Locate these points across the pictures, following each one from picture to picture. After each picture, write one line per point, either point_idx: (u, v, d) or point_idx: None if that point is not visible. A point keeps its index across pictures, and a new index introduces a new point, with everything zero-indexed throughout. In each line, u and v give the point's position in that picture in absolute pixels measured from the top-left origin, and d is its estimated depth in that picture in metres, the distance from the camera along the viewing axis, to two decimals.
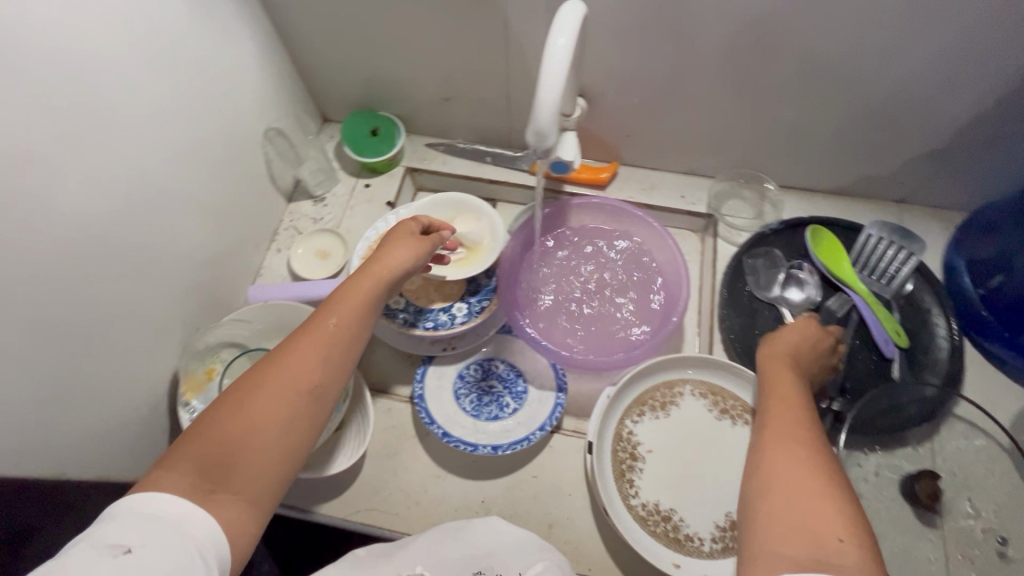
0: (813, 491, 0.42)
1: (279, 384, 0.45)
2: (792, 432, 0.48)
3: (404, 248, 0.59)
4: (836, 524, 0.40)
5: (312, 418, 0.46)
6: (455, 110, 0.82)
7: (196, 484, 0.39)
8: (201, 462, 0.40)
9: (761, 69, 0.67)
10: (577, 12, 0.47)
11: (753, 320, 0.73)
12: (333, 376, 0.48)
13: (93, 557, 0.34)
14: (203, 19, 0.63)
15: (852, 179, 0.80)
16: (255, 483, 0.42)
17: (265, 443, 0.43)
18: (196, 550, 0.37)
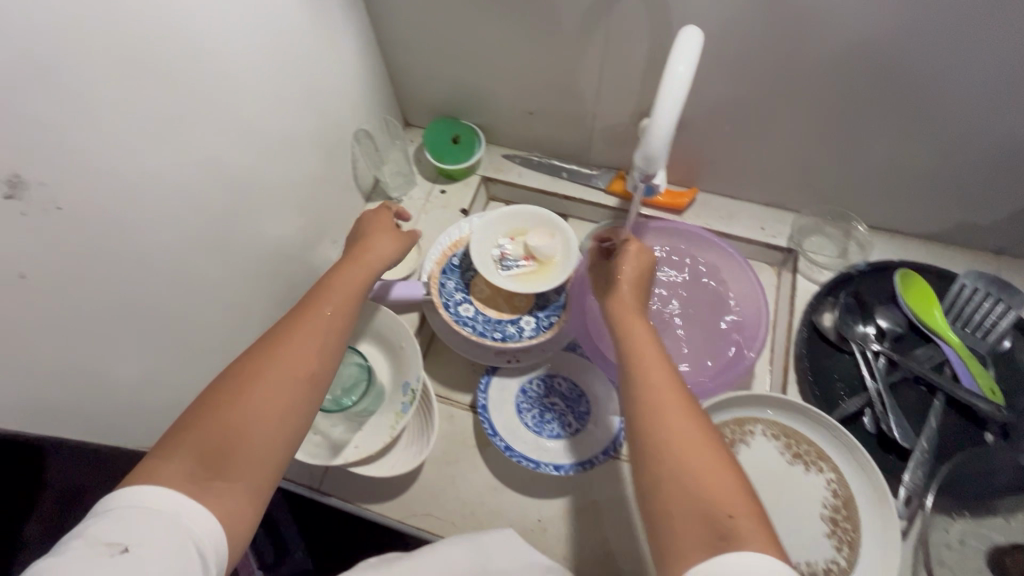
0: (715, 468, 0.42)
1: (276, 368, 0.47)
2: (670, 402, 0.47)
3: (387, 242, 0.65)
4: (735, 499, 0.40)
5: (308, 399, 0.48)
6: (537, 124, 0.83)
7: (195, 473, 0.40)
8: (201, 449, 0.41)
9: (868, 103, 0.64)
10: (695, 39, 0.46)
11: (832, 363, 0.70)
12: (326, 356, 0.51)
13: (92, 558, 0.34)
14: (314, 26, 0.66)
15: (951, 225, 0.75)
16: (253, 464, 0.43)
17: (263, 427, 0.44)
18: (191, 546, 0.37)
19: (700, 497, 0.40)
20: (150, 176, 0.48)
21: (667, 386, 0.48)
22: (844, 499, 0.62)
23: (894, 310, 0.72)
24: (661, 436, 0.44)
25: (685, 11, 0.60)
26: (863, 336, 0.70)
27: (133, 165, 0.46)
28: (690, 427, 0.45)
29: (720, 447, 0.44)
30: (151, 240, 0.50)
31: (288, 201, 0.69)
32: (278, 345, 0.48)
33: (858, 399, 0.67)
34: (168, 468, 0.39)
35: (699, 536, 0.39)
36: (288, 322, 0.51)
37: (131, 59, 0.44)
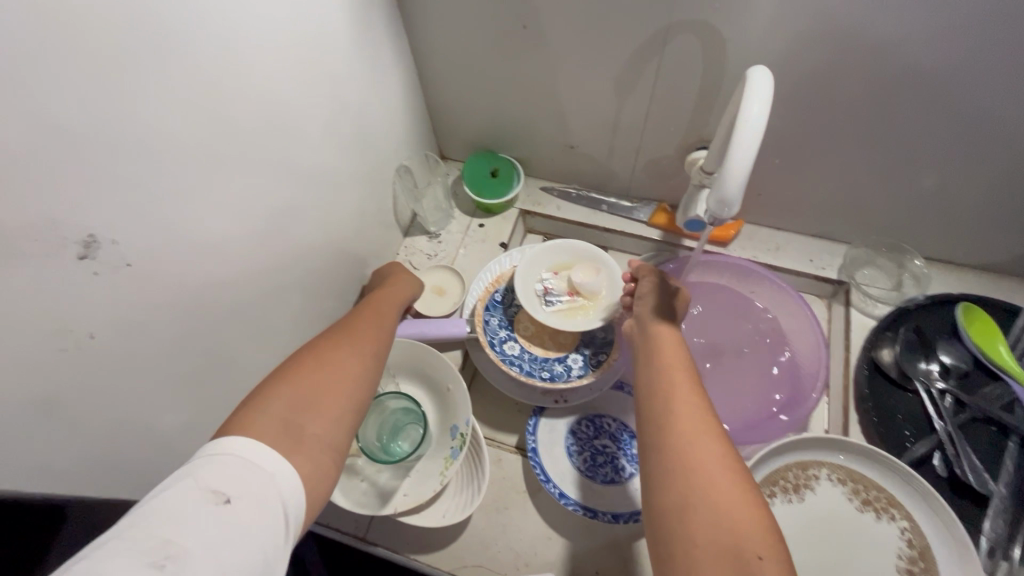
0: (737, 499, 0.41)
1: (348, 352, 0.49)
2: (696, 428, 0.46)
3: (409, 282, 0.71)
4: (757, 534, 0.39)
5: (373, 383, 0.49)
6: (578, 157, 0.82)
7: (280, 434, 0.39)
8: (292, 403, 0.42)
9: (929, 135, 0.62)
10: (767, 79, 0.45)
11: (894, 403, 0.67)
12: (382, 355, 0.53)
13: (197, 502, 0.32)
14: (362, 66, 0.66)
15: (1012, 256, 0.73)
16: (332, 429, 0.43)
17: (341, 394, 0.45)
18: (283, 510, 0.35)
19: (722, 525, 0.39)
20: (211, 223, 0.47)
21: (697, 414, 0.48)
22: (920, 549, 0.59)
23: (957, 345, 0.69)
24: (687, 457, 0.44)
25: (741, 48, 0.60)
26: (926, 373, 0.68)
27: (197, 217, 0.46)
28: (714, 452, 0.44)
29: (747, 480, 0.43)
30: (206, 289, 0.48)
31: (332, 241, 0.68)
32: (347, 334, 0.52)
33: (926, 441, 0.64)
34: (263, 418, 0.39)
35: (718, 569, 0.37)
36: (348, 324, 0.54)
37: (201, 112, 0.44)
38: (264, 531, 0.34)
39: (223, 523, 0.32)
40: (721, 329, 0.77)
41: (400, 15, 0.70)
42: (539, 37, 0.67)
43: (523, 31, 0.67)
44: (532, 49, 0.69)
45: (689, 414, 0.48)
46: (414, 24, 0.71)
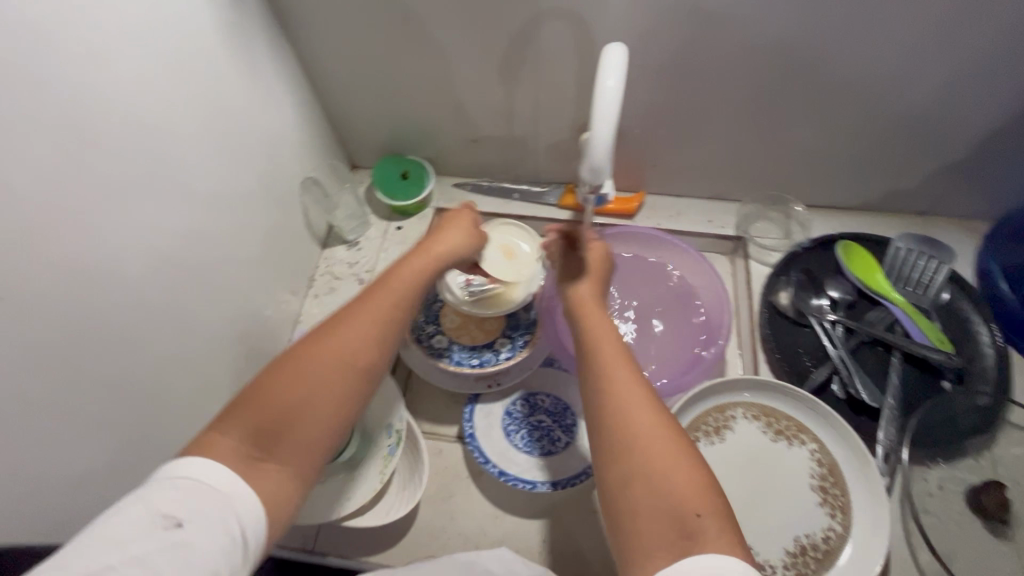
0: (672, 468, 0.42)
1: (323, 360, 0.48)
2: (631, 401, 0.47)
3: (457, 233, 0.67)
4: (697, 496, 0.40)
5: (361, 393, 0.49)
6: (483, 150, 0.85)
7: (248, 450, 0.42)
8: (255, 432, 0.43)
9: (783, 92, 0.69)
10: (620, 52, 0.49)
11: (795, 338, 0.73)
12: (380, 360, 0.51)
13: (146, 525, 0.35)
14: (246, 82, 0.66)
15: (878, 194, 0.81)
16: (298, 454, 0.44)
17: (317, 408, 0.46)
18: (236, 531, 0.38)
19: (661, 496, 0.41)
20: (85, 251, 0.47)
21: (629, 385, 0.48)
22: (828, 466, 0.65)
23: (842, 280, 0.76)
24: (626, 432, 0.44)
25: (605, 29, 0.64)
26: (818, 309, 0.74)
27: (67, 246, 0.45)
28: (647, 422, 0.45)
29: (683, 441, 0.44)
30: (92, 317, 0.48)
31: (243, 259, 0.68)
32: (330, 334, 0.50)
33: (824, 368, 0.70)
34: (221, 448, 0.41)
35: (662, 538, 0.39)
36: (343, 320, 0.51)
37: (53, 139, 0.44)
38: (212, 554, 0.36)
39: (172, 544, 0.36)
40: (632, 293, 0.79)
41: (281, 29, 0.71)
42: (420, 36, 0.69)
43: (403, 31, 0.69)
44: (416, 49, 0.71)
45: (625, 388, 0.48)
46: (297, 36, 0.72)
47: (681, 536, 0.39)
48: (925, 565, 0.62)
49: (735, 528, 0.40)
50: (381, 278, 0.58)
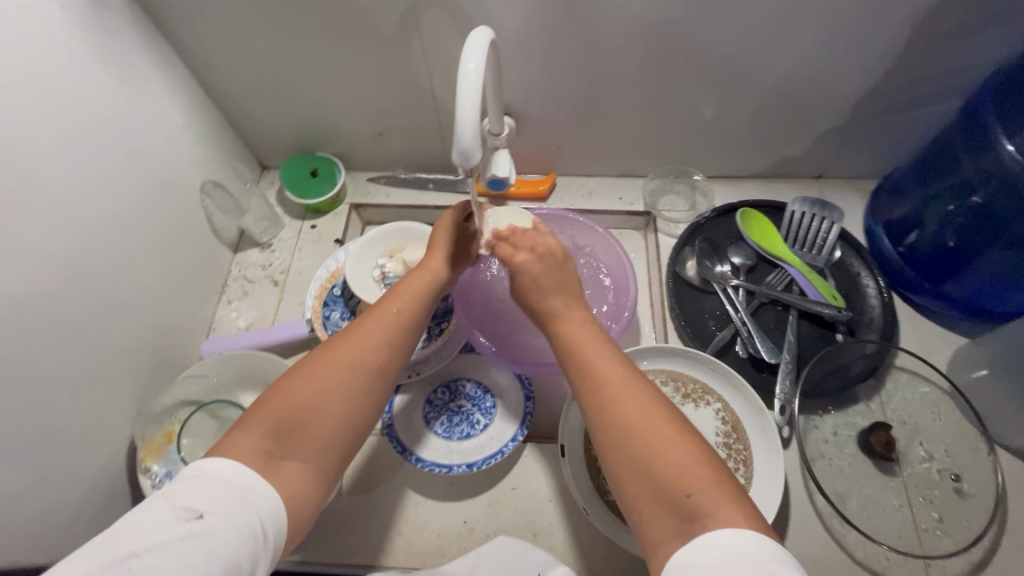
0: (667, 453, 0.42)
1: (341, 359, 0.49)
2: (614, 389, 0.47)
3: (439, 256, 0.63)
4: (697, 475, 0.40)
5: (376, 393, 0.50)
6: (390, 142, 0.84)
7: (269, 450, 0.43)
8: (273, 429, 0.44)
9: (670, 74, 0.71)
10: (484, 38, 0.50)
11: (701, 305, 0.76)
12: (392, 362, 0.52)
13: (170, 518, 0.36)
14: (124, 90, 0.64)
15: (773, 162, 0.84)
16: (317, 453, 0.45)
17: (332, 414, 0.47)
18: (256, 526, 0.39)
19: (662, 483, 0.41)
20: None
21: (611, 371, 0.49)
22: (732, 423, 0.68)
23: (743, 246, 0.80)
24: (618, 421, 0.45)
25: (486, 17, 0.65)
26: (722, 275, 0.77)
27: None
28: (636, 410, 0.45)
29: (671, 419, 0.44)
30: None
31: (142, 272, 0.67)
32: (347, 336, 0.52)
33: (727, 330, 0.74)
34: (245, 446, 0.42)
35: (669, 524, 0.39)
36: (359, 324, 0.53)
37: None
38: (232, 546, 0.37)
39: (194, 536, 0.36)
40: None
41: (159, 32, 0.69)
42: (305, 34, 0.68)
43: (286, 30, 0.68)
44: (304, 46, 0.70)
45: (607, 377, 0.48)
46: (178, 39, 0.70)
47: (685, 520, 0.39)
48: (821, 507, 0.66)
49: (749, 505, 0.39)
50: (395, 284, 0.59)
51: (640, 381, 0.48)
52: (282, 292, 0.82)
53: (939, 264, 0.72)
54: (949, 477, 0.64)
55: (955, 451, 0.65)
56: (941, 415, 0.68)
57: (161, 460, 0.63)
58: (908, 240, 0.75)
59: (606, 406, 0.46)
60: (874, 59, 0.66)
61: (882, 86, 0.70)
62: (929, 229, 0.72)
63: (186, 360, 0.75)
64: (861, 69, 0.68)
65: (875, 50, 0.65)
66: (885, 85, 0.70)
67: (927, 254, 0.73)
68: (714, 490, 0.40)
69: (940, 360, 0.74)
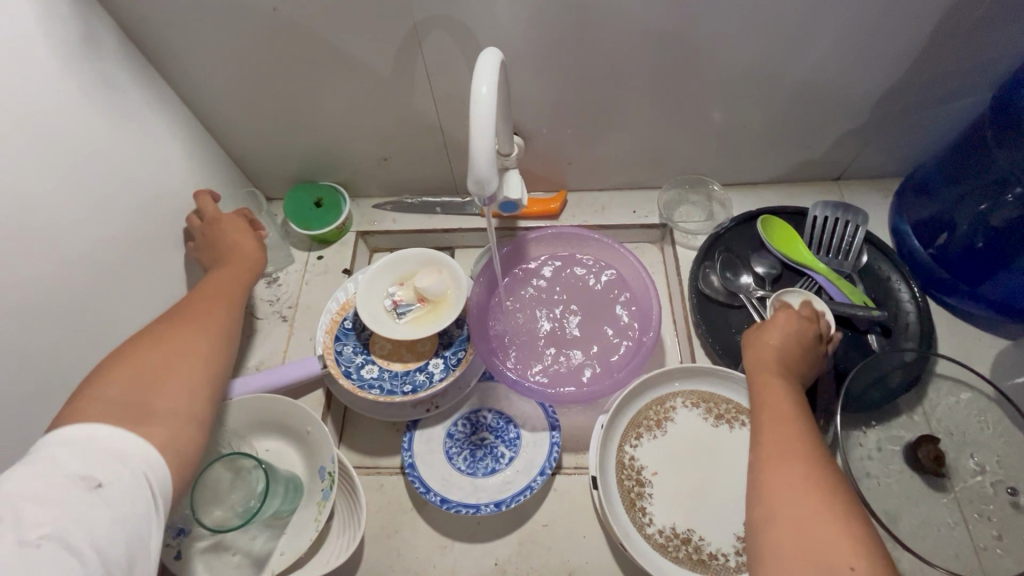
0: (821, 520, 0.40)
1: (172, 333, 0.53)
2: (786, 446, 0.46)
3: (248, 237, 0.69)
4: (845, 544, 0.39)
5: (214, 346, 0.55)
6: (395, 167, 0.82)
7: (123, 412, 0.45)
8: (124, 401, 0.46)
9: (680, 83, 0.69)
10: (492, 61, 0.48)
11: (727, 320, 0.73)
12: (222, 339, 0.57)
13: (66, 489, 0.39)
14: (117, 131, 0.62)
15: (791, 167, 0.82)
16: (173, 412, 0.48)
17: (176, 379, 0.50)
18: (148, 486, 0.43)
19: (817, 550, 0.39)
20: None
21: (786, 431, 0.48)
22: None
23: (766, 255, 0.77)
24: (780, 480, 0.44)
25: (490, 36, 0.62)
26: (746, 287, 0.74)
27: None
28: (796, 472, 0.44)
29: (832, 487, 0.43)
30: None
31: None
32: (179, 325, 0.55)
33: None
34: (96, 411, 0.44)
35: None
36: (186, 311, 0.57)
37: None
38: (130, 509, 0.41)
39: (94, 503, 0.39)
40: (546, 304, 0.77)
41: (153, 68, 0.67)
42: (304, 62, 0.66)
43: (285, 60, 0.66)
44: (303, 75, 0.68)
45: (783, 435, 0.47)
46: (175, 76, 0.68)
47: None
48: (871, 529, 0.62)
49: None
50: (216, 276, 0.64)
51: (818, 448, 0.46)
52: (291, 327, 0.80)
53: (974, 265, 0.69)
54: (1004, 490, 0.61)
55: (1008, 461, 0.62)
56: (988, 423, 0.64)
57: None
58: (939, 241, 0.72)
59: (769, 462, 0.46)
60: (893, 57, 0.64)
61: (902, 83, 0.67)
62: (961, 230, 0.69)
63: None
64: (879, 69, 0.66)
65: (894, 47, 0.63)
66: (905, 83, 0.67)
67: (960, 255, 0.70)
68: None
69: (983, 364, 0.70)
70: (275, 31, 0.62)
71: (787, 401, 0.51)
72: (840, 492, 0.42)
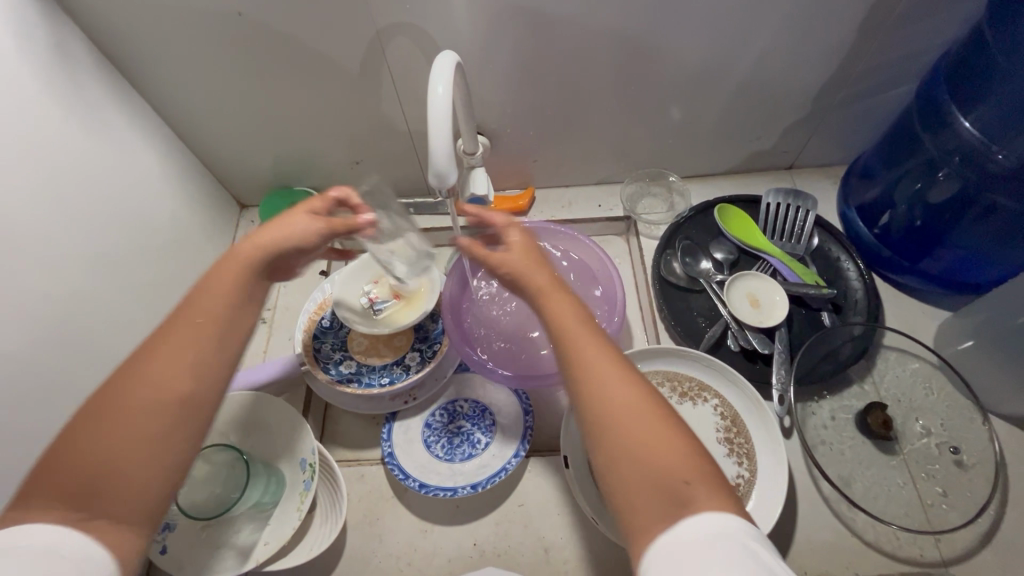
0: (655, 441, 0.40)
1: (141, 393, 0.41)
2: (595, 371, 0.43)
3: (302, 221, 0.53)
4: (686, 465, 0.39)
5: (197, 426, 0.43)
6: (367, 171, 0.85)
7: (63, 511, 0.37)
8: (68, 491, 0.37)
9: (634, 81, 0.72)
10: (447, 65, 0.51)
11: (689, 303, 0.77)
12: (193, 364, 0.44)
13: None
14: (91, 141, 0.63)
15: (745, 157, 0.86)
16: (125, 493, 0.39)
17: (131, 447, 0.40)
18: None
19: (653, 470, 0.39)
20: None
21: (594, 351, 0.44)
22: (731, 417, 0.68)
23: (724, 241, 0.81)
24: (609, 412, 0.41)
25: (451, 41, 0.66)
26: (706, 272, 0.79)
27: None
28: (622, 395, 0.42)
29: (652, 400, 0.42)
30: None
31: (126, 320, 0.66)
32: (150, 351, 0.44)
33: (717, 325, 0.74)
34: (37, 506, 0.37)
35: (655, 513, 0.38)
36: (157, 344, 0.44)
37: None
38: None
39: None
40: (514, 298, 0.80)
41: (126, 79, 0.69)
42: (274, 70, 0.69)
43: (256, 69, 0.68)
44: (274, 83, 0.71)
45: (590, 356, 0.44)
46: (148, 88, 0.71)
47: (680, 506, 0.37)
48: (827, 493, 0.66)
49: (724, 482, 0.39)
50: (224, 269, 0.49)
51: (620, 359, 0.44)
52: (270, 329, 0.82)
53: (914, 242, 0.74)
54: (948, 450, 0.65)
55: (951, 423, 0.66)
56: (933, 389, 0.68)
57: None
58: (882, 221, 0.77)
59: (592, 390, 0.43)
60: (828, 49, 0.68)
61: (839, 75, 0.72)
62: (900, 209, 0.74)
63: None
64: (818, 61, 0.70)
65: (828, 41, 0.67)
66: (842, 74, 0.72)
67: (902, 233, 0.75)
68: (704, 477, 0.38)
69: (926, 335, 0.75)
70: (245, 41, 0.65)
71: (576, 318, 0.46)
72: (659, 402, 0.42)
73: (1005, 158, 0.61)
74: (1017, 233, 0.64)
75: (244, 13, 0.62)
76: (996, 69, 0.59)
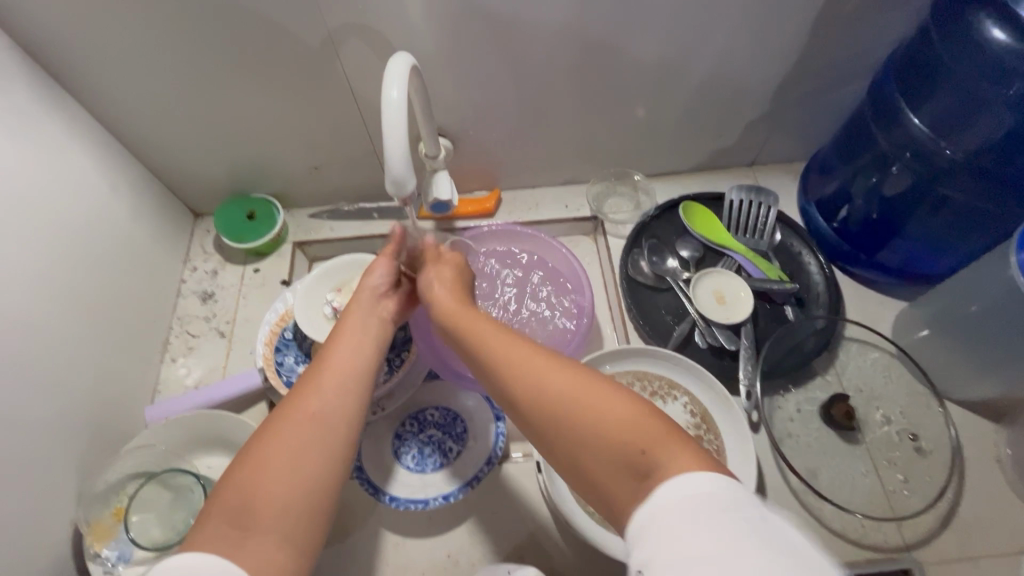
0: (595, 406, 0.40)
1: (298, 422, 0.46)
2: (535, 366, 0.44)
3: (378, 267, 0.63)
4: (649, 433, 0.38)
5: (338, 435, 0.47)
6: (327, 176, 0.83)
7: (229, 532, 0.39)
8: (228, 513, 0.40)
9: (598, 81, 0.72)
10: (403, 65, 0.50)
11: (656, 302, 0.78)
12: (353, 401, 0.49)
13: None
14: (24, 153, 0.59)
15: (708, 155, 0.87)
16: (280, 517, 0.41)
17: (288, 475, 0.43)
18: None
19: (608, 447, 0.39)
20: None
21: (516, 351, 0.47)
22: (701, 415, 0.69)
23: (690, 238, 0.81)
24: (546, 394, 0.42)
25: (407, 42, 0.64)
26: (672, 270, 0.79)
27: None
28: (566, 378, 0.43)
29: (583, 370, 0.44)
30: None
31: (71, 341, 0.62)
32: (299, 387, 0.49)
33: (684, 323, 0.75)
34: (204, 532, 0.39)
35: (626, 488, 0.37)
36: (302, 386, 0.49)
37: None
38: None
39: None
40: (484, 293, 0.80)
41: (61, 85, 0.65)
42: (224, 73, 0.66)
43: (203, 73, 0.65)
44: (224, 87, 0.68)
45: (525, 359, 0.45)
46: (88, 93, 0.66)
47: (640, 478, 0.36)
48: (795, 486, 0.67)
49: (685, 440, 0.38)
50: (349, 315, 0.58)
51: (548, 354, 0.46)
52: (229, 343, 0.79)
53: (870, 237, 0.76)
54: (908, 437, 0.67)
55: (909, 411, 0.68)
56: (893, 378, 0.70)
57: (110, 542, 0.58)
58: (841, 216, 0.79)
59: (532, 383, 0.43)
60: (786, 47, 0.69)
61: (795, 74, 0.73)
62: (858, 203, 0.76)
63: (132, 430, 0.70)
64: (778, 58, 0.71)
65: (787, 39, 0.68)
66: (799, 73, 0.73)
67: (859, 228, 0.77)
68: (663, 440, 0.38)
69: (886, 325, 0.77)
70: (189, 43, 0.62)
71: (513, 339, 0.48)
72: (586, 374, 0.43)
73: (953, 153, 0.63)
74: (968, 224, 0.67)
75: (185, 14, 0.59)
76: (941, 67, 0.61)
